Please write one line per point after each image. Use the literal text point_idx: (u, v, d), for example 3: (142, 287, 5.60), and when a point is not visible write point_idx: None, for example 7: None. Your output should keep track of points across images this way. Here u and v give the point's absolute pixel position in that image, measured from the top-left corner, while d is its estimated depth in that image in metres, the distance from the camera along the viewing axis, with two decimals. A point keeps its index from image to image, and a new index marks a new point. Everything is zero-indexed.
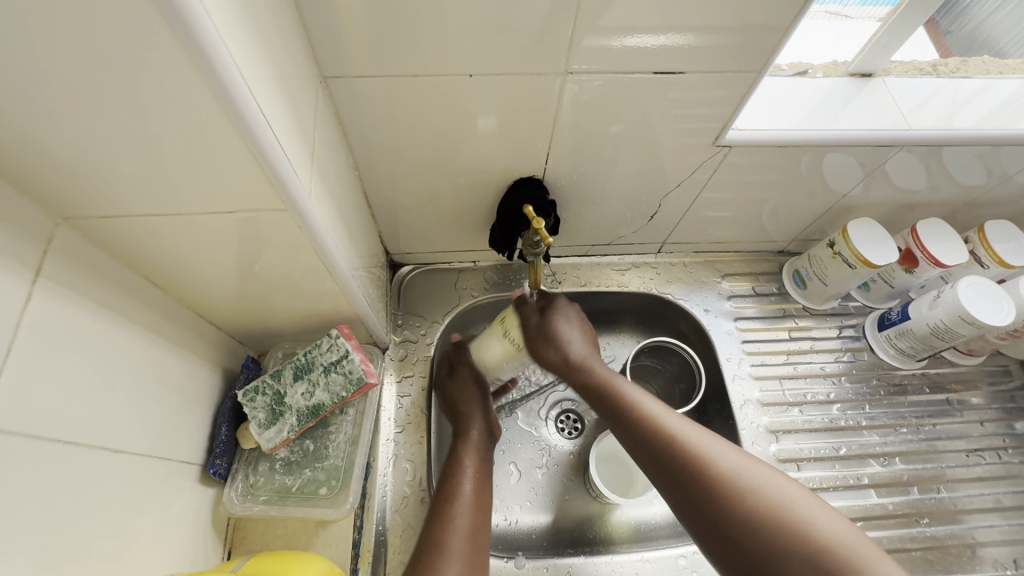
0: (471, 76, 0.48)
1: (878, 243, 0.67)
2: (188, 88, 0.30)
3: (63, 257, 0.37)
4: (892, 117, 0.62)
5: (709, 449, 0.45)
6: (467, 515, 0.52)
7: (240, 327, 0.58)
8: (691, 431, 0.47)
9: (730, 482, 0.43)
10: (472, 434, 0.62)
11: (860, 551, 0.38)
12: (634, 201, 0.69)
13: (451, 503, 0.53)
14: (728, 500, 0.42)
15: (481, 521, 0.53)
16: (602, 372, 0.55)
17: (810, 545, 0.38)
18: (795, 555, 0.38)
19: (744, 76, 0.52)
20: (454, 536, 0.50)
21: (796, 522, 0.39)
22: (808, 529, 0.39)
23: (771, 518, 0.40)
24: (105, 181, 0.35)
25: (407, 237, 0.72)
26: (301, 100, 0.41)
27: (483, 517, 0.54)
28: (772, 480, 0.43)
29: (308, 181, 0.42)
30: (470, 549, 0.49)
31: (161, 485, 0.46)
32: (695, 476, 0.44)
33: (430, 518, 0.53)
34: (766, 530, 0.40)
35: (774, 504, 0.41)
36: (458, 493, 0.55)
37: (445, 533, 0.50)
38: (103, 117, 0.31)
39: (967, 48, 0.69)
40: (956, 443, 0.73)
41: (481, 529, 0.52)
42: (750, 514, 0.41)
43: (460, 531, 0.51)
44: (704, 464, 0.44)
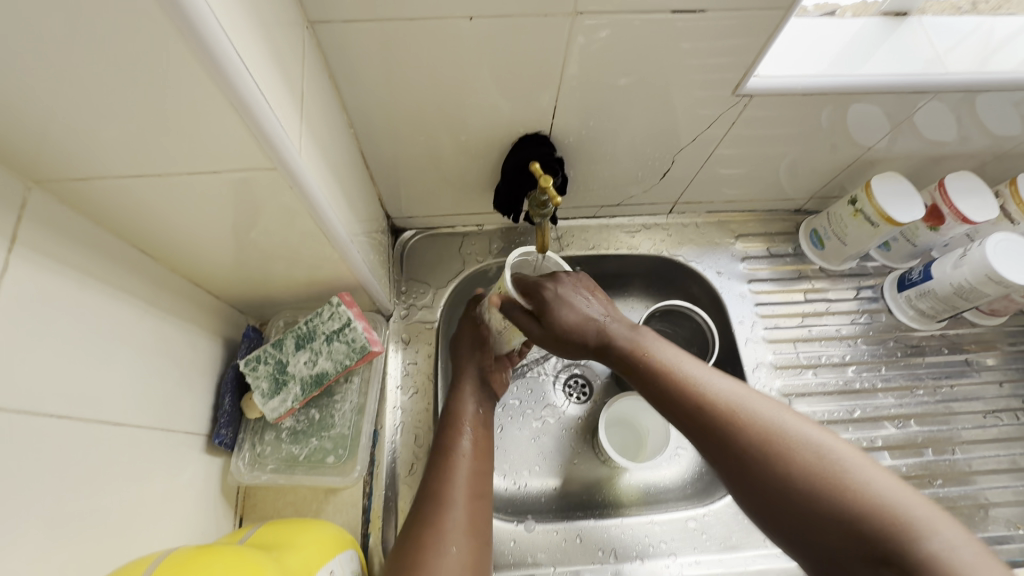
0: (470, 19, 0.44)
1: (904, 199, 0.63)
2: (151, 30, 0.27)
3: (40, 223, 0.35)
4: (927, 61, 0.57)
5: (753, 410, 0.46)
6: (465, 467, 0.54)
7: (238, 296, 0.57)
8: (734, 393, 0.48)
9: (775, 439, 0.43)
10: (465, 386, 0.61)
11: (910, 507, 0.38)
12: (646, 157, 0.65)
13: (449, 457, 0.55)
14: (777, 456, 0.43)
15: (480, 470, 0.55)
16: (625, 334, 0.55)
17: (860, 501, 0.39)
18: (845, 514, 0.39)
19: (771, 14, 0.47)
20: (451, 488, 0.53)
21: (844, 476, 0.40)
22: (855, 488, 0.39)
23: (820, 475, 0.41)
24: (78, 140, 0.32)
25: (408, 200, 0.69)
26: (285, 48, 0.38)
27: (483, 466, 0.56)
28: (824, 441, 0.43)
29: (297, 139, 0.39)
30: (470, 499, 0.53)
31: (166, 457, 0.46)
32: (749, 440, 0.44)
33: (428, 468, 0.55)
34: (819, 490, 0.40)
35: (820, 461, 0.41)
36: (457, 446, 0.56)
37: (445, 487, 0.53)
38: (60, 68, 0.28)
39: None
40: (972, 404, 0.72)
41: (479, 478, 0.55)
42: (800, 469, 0.41)
43: (459, 485, 0.53)
44: (746, 420, 0.45)
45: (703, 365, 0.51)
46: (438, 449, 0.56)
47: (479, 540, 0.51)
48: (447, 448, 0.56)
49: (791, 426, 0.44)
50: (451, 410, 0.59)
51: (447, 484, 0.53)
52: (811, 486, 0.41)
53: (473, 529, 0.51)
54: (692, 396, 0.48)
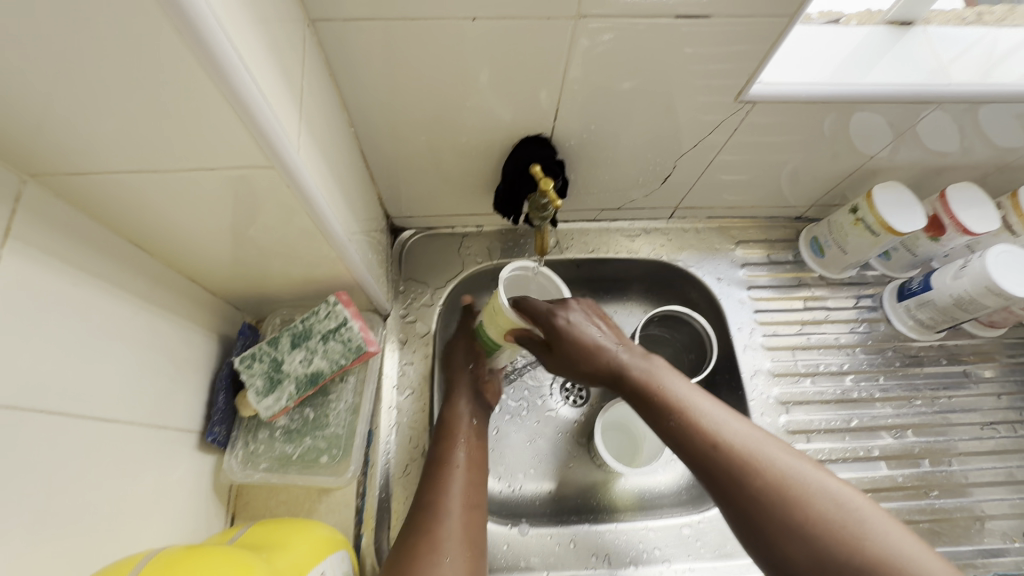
0: (473, 20, 0.44)
1: (905, 208, 0.63)
2: (149, 25, 0.27)
3: (35, 216, 0.35)
4: (931, 71, 0.57)
5: (766, 454, 0.45)
6: (460, 478, 0.54)
7: (235, 293, 0.56)
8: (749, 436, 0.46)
9: (787, 485, 0.43)
10: (461, 395, 0.61)
11: (925, 560, 0.38)
12: (647, 162, 0.65)
13: (444, 468, 0.55)
14: (790, 505, 0.42)
15: (473, 481, 0.55)
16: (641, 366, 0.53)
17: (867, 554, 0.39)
18: (855, 567, 0.38)
19: (775, 21, 0.47)
20: (448, 499, 0.52)
21: (855, 528, 0.40)
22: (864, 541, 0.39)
23: (831, 526, 0.40)
24: (74, 134, 0.32)
25: (408, 200, 0.69)
26: (286, 46, 0.38)
27: (477, 479, 0.56)
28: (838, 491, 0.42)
29: (296, 137, 0.39)
30: (465, 509, 0.53)
31: (158, 454, 0.45)
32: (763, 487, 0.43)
33: (425, 479, 0.55)
34: (835, 539, 0.40)
35: (835, 515, 0.41)
36: (454, 457, 0.56)
37: (440, 498, 0.52)
38: (55, 61, 0.27)
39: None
40: (970, 416, 0.71)
41: (474, 489, 0.55)
42: (812, 519, 0.41)
43: (455, 497, 0.53)
44: (762, 469, 0.44)
45: (714, 401, 0.50)
46: (433, 461, 0.56)
47: (473, 551, 0.50)
48: (443, 459, 0.56)
49: (806, 475, 0.43)
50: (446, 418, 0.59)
51: (440, 494, 0.53)
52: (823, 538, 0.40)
53: (469, 539, 0.51)
54: (706, 437, 0.47)
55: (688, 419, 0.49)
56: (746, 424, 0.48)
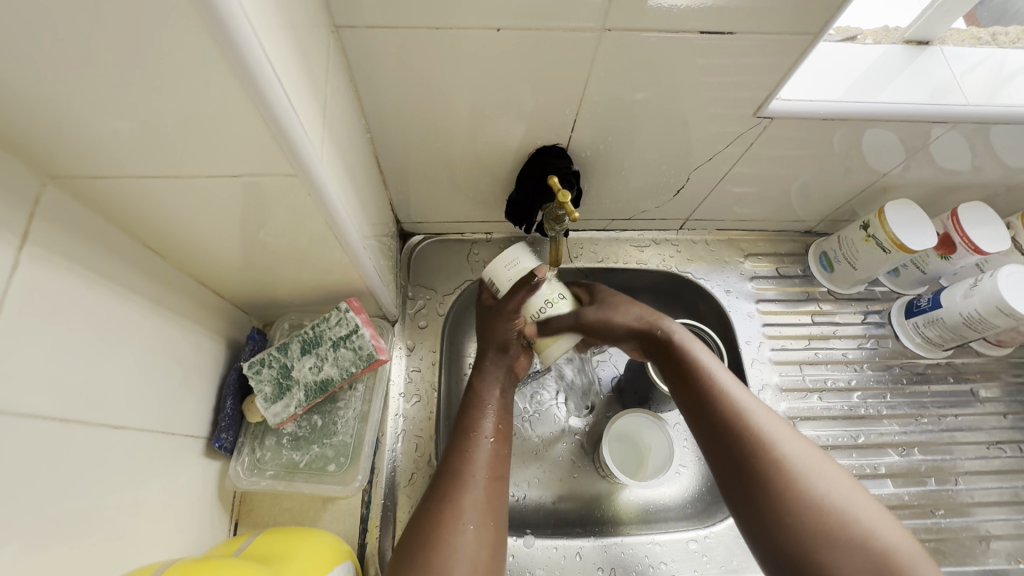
0: (496, 30, 0.44)
1: (917, 226, 0.63)
2: (177, 28, 0.26)
3: (52, 220, 0.34)
4: (948, 91, 0.57)
5: (781, 437, 0.46)
6: (486, 448, 0.53)
7: (245, 297, 0.56)
8: (772, 427, 0.47)
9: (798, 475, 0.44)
10: (491, 366, 0.59)
11: (906, 553, 0.40)
12: (661, 173, 0.65)
13: (471, 436, 0.53)
14: (799, 494, 0.43)
15: (500, 452, 0.53)
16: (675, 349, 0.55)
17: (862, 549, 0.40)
18: (840, 547, 0.41)
19: (798, 38, 0.46)
20: (473, 467, 0.51)
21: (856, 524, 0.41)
22: (858, 536, 0.41)
23: (822, 507, 0.42)
24: (98, 138, 0.32)
25: (419, 205, 0.68)
26: (310, 51, 0.37)
27: (503, 449, 0.54)
28: (848, 492, 0.43)
29: (318, 144, 0.39)
30: (490, 480, 0.51)
31: (165, 460, 0.45)
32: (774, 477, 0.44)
33: (449, 447, 0.53)
34: (823, 520, 0.42)
35: (833, 504, 0.42)
36: (479, 427, 0.54)
37: (466, 465, 0.51)
38: (81, 64, 0.27)
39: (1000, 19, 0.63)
40: (975, 435, 0.71)
41: (500, 460, 0.53)
42: (814, 503, 0.43)
43: (480, 465, 0.51)
44: (772, 448, 0.46)
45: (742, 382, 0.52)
46: (461, 427, 0.55)
47: (496, 519, 0.49)
48: (470, 429, 0.54)
49: (821, 473, 0.44)
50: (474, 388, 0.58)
51: (466, 462, 0.51)
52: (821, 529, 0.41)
53: (492, 510, 0.49)
54: (725, 410, 0.49)
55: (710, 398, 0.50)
56: (766, 410, 0.49)
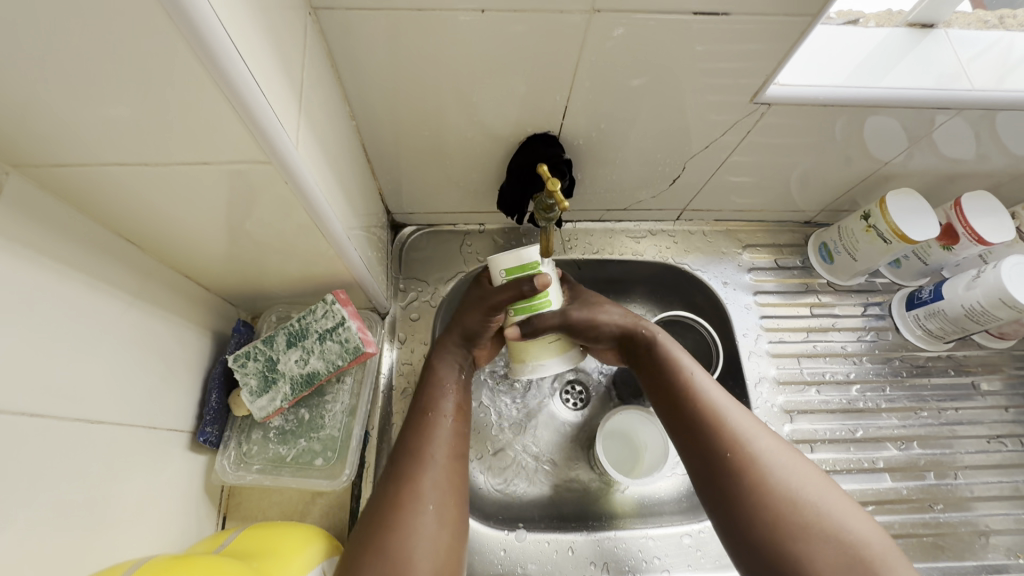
0: (481, 12, 0.42)
1: (919, 216, 0.61)
2: (133, 6, 0.25)
3: (18, 210, 0.33)
4: (952, 75, 0.55)
5: (755, 438, 0.48)
6: (447, 427, 0.52)
7: (230, 289, 0.55)
8: (753, 429, 0.49)
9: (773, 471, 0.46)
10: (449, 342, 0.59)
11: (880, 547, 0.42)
12: (656, 162, 0.63)
13: (430, 414, 0.53)
14: (774, 487, 0.45)
15: (459, 430, 0.53)
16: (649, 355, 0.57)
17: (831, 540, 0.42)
18: (813, 542, 0.42)
19: (797, 20, 0.45)
20: (433, 447, 0.50)
21: (825, 514, 0.44)
22: (827, 525, 0.43)
23: (795, 502, 0.44)
24: (60, 124, 0.30)
25: (410, 195, 0.67)
26: (285, 34, 0.36)
27: (462, 427, 0.54)
28: (821, 486, 0.46)
29: (294, 131, 0.37)
30: (450, 460, 0.50)
31: (147, 455, 0.44)
32: (760, 474, 0.46)
33: (407, 427, 0.53)
34: (796, 518, 0.44)
35: (805, 500, 0.44)
36: (438, 406, 0.54)
37: (427, 443, 0.50)
38: (36, 45, 0.26)
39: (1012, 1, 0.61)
40: (976, 428, 0.70)
41: (460, 438, 0.53)
42: (786, 501, 0.44)
43: (440, 446, 0.51)
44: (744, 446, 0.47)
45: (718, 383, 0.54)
46: (418, 405, 0.54)
47: (455, 499, 0.48)
48: (429, 407, 0.53)
49: (801, 471, 0.47)
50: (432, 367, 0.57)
51: (426, 442, 0.50)
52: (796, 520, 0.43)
53: (453, 488, 0.49)
54: (701, 411, 0.50)
55: (687, 396, 0.52)
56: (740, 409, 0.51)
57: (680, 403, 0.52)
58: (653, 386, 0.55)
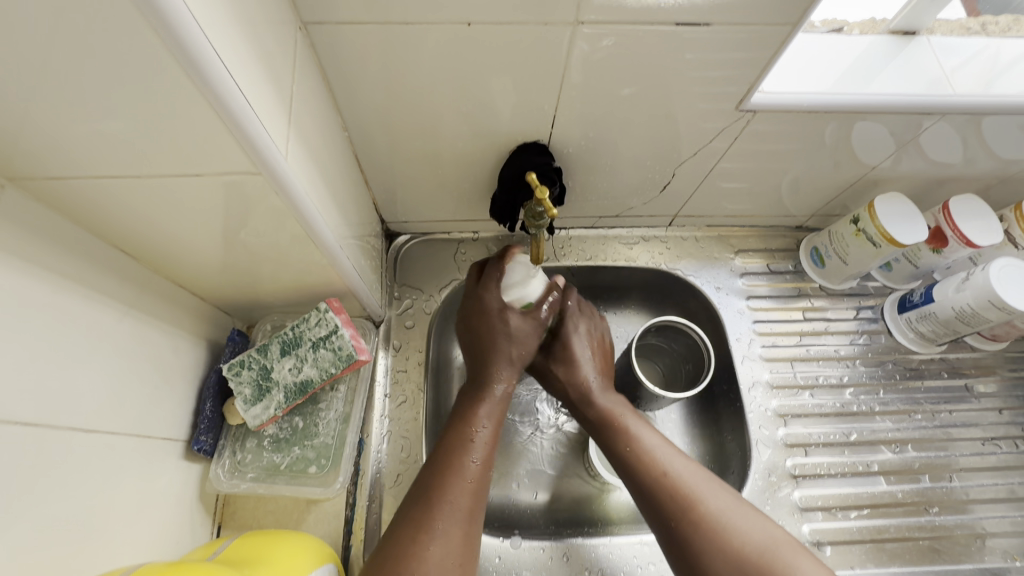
0: (469, 25, 0.43)
1: (906, 220, 0.62)
2: (124, 24, 0.26)
3: (13, 222, 0.34)
4: (935, 81, 0.56)
5: (704, 494, 0.49)
6: (474, 473, 0.50)
7: (224, 298, 0.55)
8: (670, 459, 0.52)
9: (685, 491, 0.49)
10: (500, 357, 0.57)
11: None
12: (646, 170, 0.64)
13: (459, 457, 0.50)
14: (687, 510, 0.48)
15: (484, 478, 0.50)
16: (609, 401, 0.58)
17: (741, 553, 0.45)
18: None
19: (778, 29, 0.46)
20: (457, 493, 0.48)
21: (730, 531, 0.47)
22: (735, 546, 0.46)
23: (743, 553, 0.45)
24: (56, 139, 0.31)
25: (403, 204, 0.68)
26: (274, 48, 0.37)
27: (490, 462, 0.52)
28: (728, 504, 0.49)
29: (284, 144, 0.38)
30: (472, 496, 0.49)
31: (142, 463, 0.44)
32: (676, 501, 0.49)
33: (432, 465, 0.51)
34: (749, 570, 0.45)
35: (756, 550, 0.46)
36: (473, 432, 0.53)
37: (451, 489, 0.48)
38: (30, 62, 0.27)
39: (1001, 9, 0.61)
40: (970, 431, 0.70)
41: (484, 487, 0.50)
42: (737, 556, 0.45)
43: (466, 478, 0.49)
44: (694, 504, 0.49)
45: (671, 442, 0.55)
46: (457, 428, 0.53)
47: (470, 533, 0.47)
48: (465, 432, 0.52)
49: (713, 492, 0.50)
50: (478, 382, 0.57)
51: (451, 473, 0.49)
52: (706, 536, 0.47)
53: (464, 543, 0.46)
54: (651, 472, 0.51)
55: (635, 456, 0.53)
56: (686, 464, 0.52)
57: (628, 462, 0.53)
58: (605, 444, 0.56)
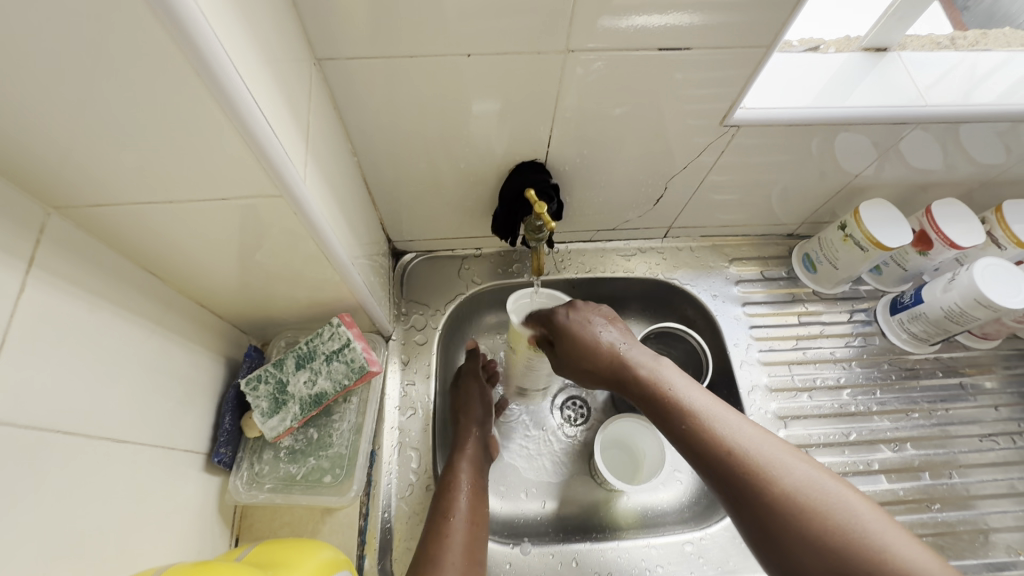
0: (469, 56, 0.47)
1: (891, 224, 0.65)
2: (167, 67, 0.29)
3: (57, 247, 0.37)
4: (908, 94, 0.59)
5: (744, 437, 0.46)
6: (462, 532, 0.53)
7: (241, 316, 0.58)
8: (706, 403, 0.49)
9: (762, 468, 0.43)
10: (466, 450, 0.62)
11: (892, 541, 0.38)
12: (640, 184, 0.67)
13: (446, 519, 0.54)
14: (766, 486, 0.42)
15: (476, 534, 0.54)
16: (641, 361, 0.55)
17: (787, 495, 0.41)
18: (820, 536, 0.39)
19: (753, 51, 0.50)
20: (450, 551, 0.51)
21: (773, 471, 0.43)
22: (777, 482, 0.42)
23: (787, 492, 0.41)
24: (100, 169, 0.34)
25: (409, 223, 0.71)
26: (292, 83, 0.40)
27: (479, 530, 0.55)
28: (816, 475, 0.42)
29: (302, 168, 0.41)
30: (467, 562, 0.51)
31: (167, 474, 0.47)
32: (713, 443, 0.46)
33: (428, 533, 0.53)
34: (796, 510, 0.41)
35: (800, 490, 0.41)
36: (456, 509, 0.55)
37: (441, 551, 0.51)
38: (82, 101, 0.30)
39: (986, 22, 0.66)
40: (969, 428, 0.72)
41: (475, 544, 0.53)
42: (780, 497, 0.41)
43: (457, 549, 0.51)
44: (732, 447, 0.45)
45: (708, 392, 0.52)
46: (439, 505, 0.56)
47: None
48: (446, 511, 0.55)
49: (808, 470, 0.43)
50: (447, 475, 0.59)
51: (442, 545, 0.51)
52: (800, 517, 0.40)
53: None
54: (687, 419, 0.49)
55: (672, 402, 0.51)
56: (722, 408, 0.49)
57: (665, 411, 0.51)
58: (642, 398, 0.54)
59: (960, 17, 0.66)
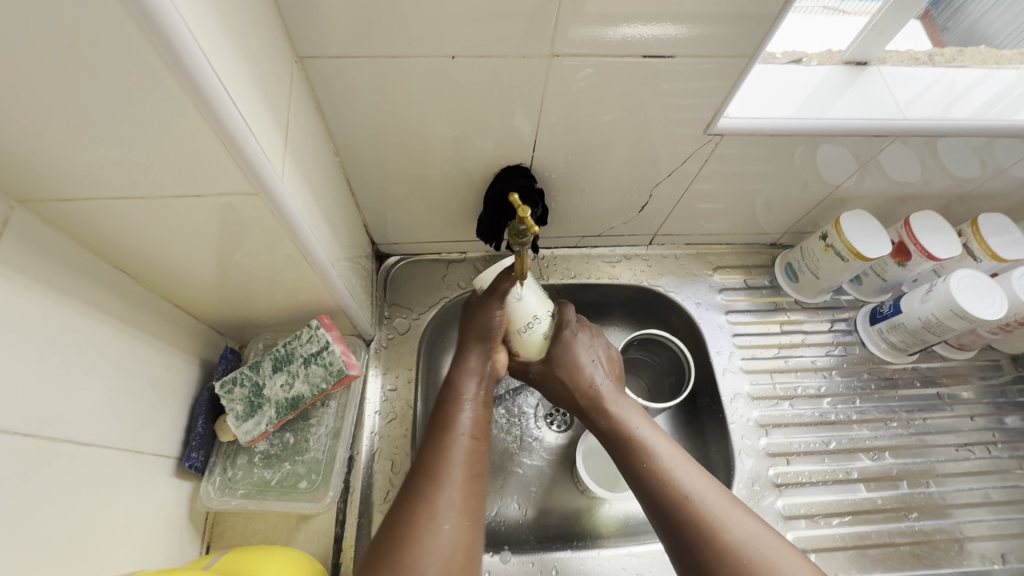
0: (453, 58, 0.47)
1: (870, 235, 0.66)
2: (137, 60, 0.28)
3: (21, 242, 0.36)
4: (888, 108, 0.60)
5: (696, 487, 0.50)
6: (463, 446, 0.53)
7: (217, 317, 0.57)
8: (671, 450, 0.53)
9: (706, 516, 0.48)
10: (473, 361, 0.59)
11: None
12: (625, 191, 0.67)
13: (449, 436, 0.54)
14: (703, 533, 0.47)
15: (478, 449, 0.54)
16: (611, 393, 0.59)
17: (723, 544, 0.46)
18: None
19: (736, 61, 0.50)
20: (450, 468, 0.51)
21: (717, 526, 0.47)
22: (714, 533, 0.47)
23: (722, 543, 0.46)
24: (66, 164, 0.33)
25: (394, 226, 0.70)
26: (271, 79, 0.40)
27: (481, 446, 0.55)
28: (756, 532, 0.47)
29: (280, 165, 0.41)
30: (466, 480, 0.51)
31: (135, 479, 0.45)
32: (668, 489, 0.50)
33: (427, 446, 0.53)
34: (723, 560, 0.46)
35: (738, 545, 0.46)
36: (457, 425, 0.55)
37: (442, 468, 0.51)
38: (47, 93, 0.29)
39: (966, 42, 0.67)
40: (945, 437, 0.73)
41: (477, 457, 0.53)
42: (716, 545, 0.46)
43: (457, 466, 0.51)
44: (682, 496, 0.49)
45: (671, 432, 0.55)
46: (438, 424, 0.55)
47: (470, 517, 0.49)
48: (446, 426, 0.54)
49: (738, 518, 0.48)
50: (451, 386, 0.58)
51: (441, 464, 0.51)
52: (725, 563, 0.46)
53: (470, 508, 0.49)
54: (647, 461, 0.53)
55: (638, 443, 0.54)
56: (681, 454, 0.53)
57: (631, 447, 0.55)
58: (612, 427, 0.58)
59: (939, 35, 0.67)
